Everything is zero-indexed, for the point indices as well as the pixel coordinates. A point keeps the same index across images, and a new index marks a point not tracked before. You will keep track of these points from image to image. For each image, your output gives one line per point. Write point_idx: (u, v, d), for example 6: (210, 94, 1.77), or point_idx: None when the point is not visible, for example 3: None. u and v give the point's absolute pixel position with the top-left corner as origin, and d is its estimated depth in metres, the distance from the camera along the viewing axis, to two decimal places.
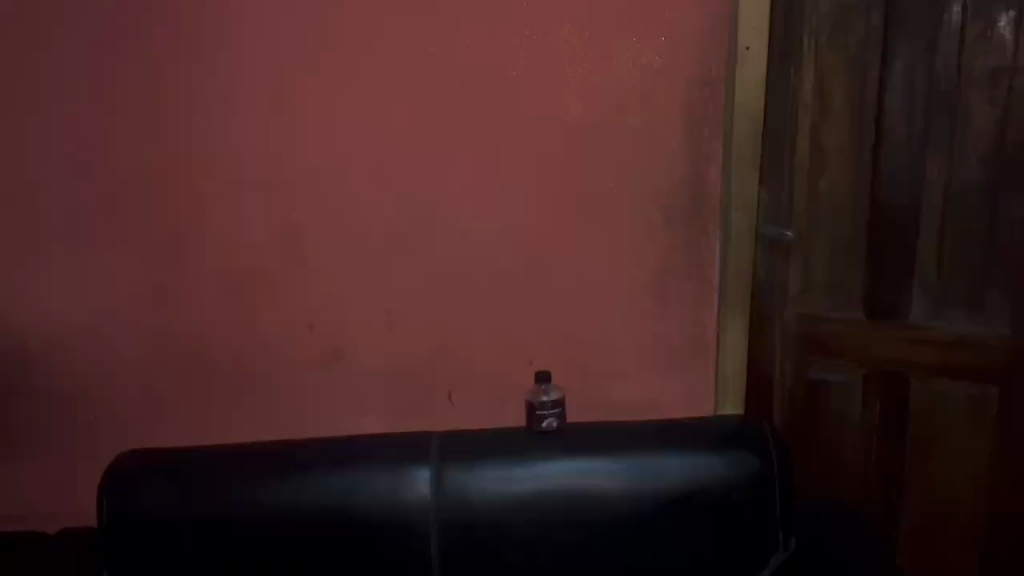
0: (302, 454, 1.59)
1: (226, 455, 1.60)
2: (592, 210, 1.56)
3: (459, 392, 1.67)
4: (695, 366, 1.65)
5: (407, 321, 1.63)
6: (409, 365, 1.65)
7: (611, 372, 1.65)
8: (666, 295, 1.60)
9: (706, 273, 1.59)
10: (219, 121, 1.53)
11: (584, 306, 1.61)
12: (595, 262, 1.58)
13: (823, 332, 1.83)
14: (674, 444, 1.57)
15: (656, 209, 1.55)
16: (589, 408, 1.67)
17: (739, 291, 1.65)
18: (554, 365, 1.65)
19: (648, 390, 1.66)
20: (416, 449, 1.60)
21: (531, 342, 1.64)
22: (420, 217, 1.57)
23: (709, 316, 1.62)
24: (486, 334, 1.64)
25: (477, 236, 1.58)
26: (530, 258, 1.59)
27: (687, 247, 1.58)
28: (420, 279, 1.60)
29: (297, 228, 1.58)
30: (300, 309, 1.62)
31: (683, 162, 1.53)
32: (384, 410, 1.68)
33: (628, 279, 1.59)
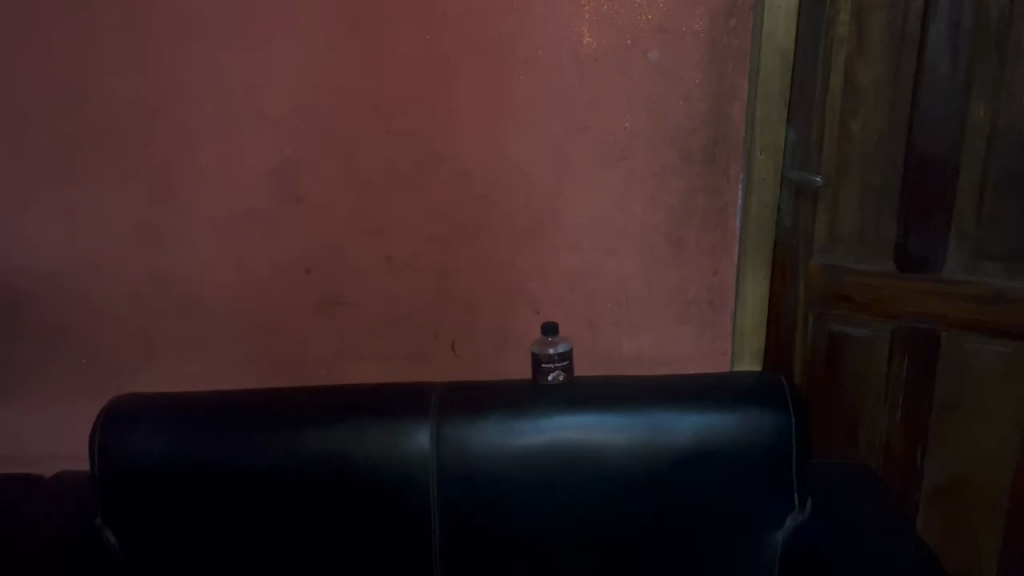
0: (299, 404, 1.53)
1: (222, 399, 1.54)
2: (606, 151, 1.45)
3: (462, 341, 1.60)
4: (711, 319, 1.55)
5: (409, 267, 1.55)
6: (410, 313, 1.58)
7: (622, 322, 1.56)
8: (683, 243, 1.50)
9: (726, 221, 1.48)
10: (207, 49, 1.43)
11: (595, 253, 1.52)
12: (607, 206, 1.48)
13: (845, 283, 1.75)
14: (688, 400, 1.49)
15: (674, 149, 1.44)
16: (599, 359, 1.60)
17: (762, 242, 1.50)
18: (563, 314, 1.57)
19: (660, 342, 1.57)
20: (416, 401, 1.54)
21: (539, 289, 1.55)
22: (424, 156, 1.47)
23: (727, 267, 1.51)
24: (492, 281, 1.55)
25: (483, 177, 1.48)
26: (539, 202, 1.49)
27: (707, 193, 1.46)
28: (422, 223, 1.51)
29: (291, 165, 1.49)
30: (295, 253, 1.54)
31: (707, 100, 1.41)
32: (384, 358, 1.61)
33: (643, 226, 1.49)
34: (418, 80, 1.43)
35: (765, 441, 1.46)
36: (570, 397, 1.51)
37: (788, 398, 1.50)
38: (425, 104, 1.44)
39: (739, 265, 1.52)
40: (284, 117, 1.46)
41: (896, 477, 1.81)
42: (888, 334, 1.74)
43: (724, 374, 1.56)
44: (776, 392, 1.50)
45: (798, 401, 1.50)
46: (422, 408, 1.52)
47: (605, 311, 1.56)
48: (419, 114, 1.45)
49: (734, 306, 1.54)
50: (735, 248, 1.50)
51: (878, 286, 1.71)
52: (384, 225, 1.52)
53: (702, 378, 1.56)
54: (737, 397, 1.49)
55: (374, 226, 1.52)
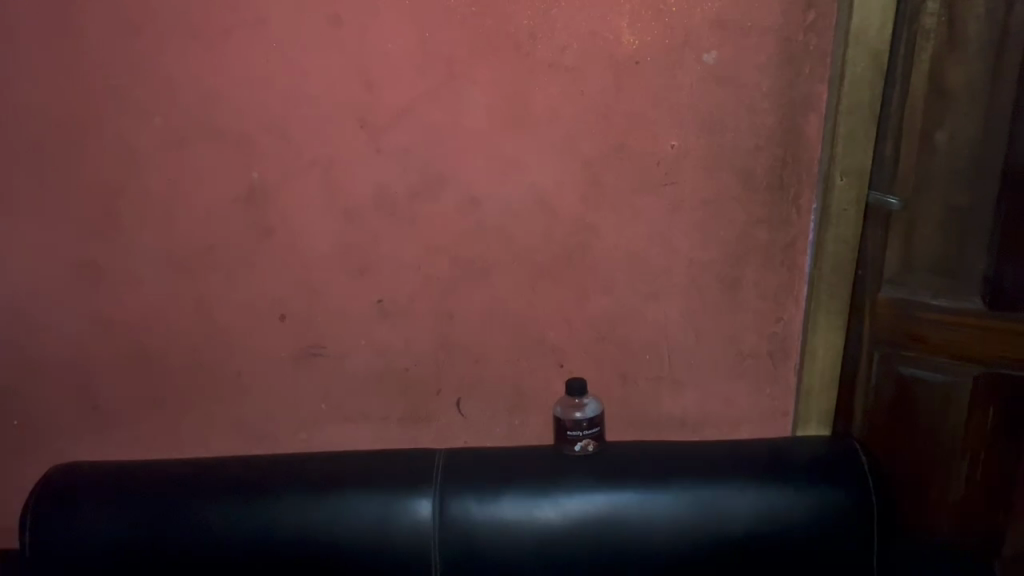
0: (274, 476, 1.27)
1: (182, 470, 1.30)
2: (648, 174, 1.17)
3: (468, 400, 1.32)
4: (770, 372, 1.29)
5: (404, 313, 1.26)
6: (406, 367, 1.30)
7: (663, 378, 1.29)
8: (741, 285, 1.23)
9: (794, 259, 1.21)
10: (150, 50, 1.14)
11: (632, 297, 1.24)
12: (648, 240, 1.21)
13: (921, 322, 1.46)
14: (744, 471, 1.23)
15: (733, 173, 1.17)
16: (634, 422, 1.33)
17: (839, 287, 1.21)
18: (592, 369, 1.29)
19: (709, 402, 1.31)
20: (414, 473, 1.27)
21: (563, 340, 1.27)
22: (422, 179, 1.19)
23: (793, 312, 1.25)
24: (505, 330, 1.27)
25: (495, 206, 1.20)
26: (564, 236, 1.21)
27: (773, 226, 1.19)
28: (420, 261, 1.23)
29: (258, 192, 1.20)
30: (265, 297, 1.26)
31: (777, 113, 1.13)
32: (375, 420, 1.33)
33: (691, 265, 1.22)
34: (416, 87, 1.14)
35: (839, 523, 1.19)
36: (601, 471, 1.24)
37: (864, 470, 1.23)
38: (423, 117, 1.16)
39: (806, 312, 1.24)
40: (248, 132, 1.17)
41: (973, 540, 1.54)
42: (970, 381, 1.47)
43: (783, 438, 1.31)
44: (849, 462, 1.24)
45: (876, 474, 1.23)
46: (421, 482, 1.25)
47: (643, 365, 1.29)
48: (416, 128, 1.16)
49: (799, 360, 1.27)
50: (802, 290, 1.23)
51: (960, 326, 1.44)
52: (373, 263, 1.23)
53: (758, 444, 1.29)
54: (802, 468, 1.23)
55: (360, 265, 1.24)
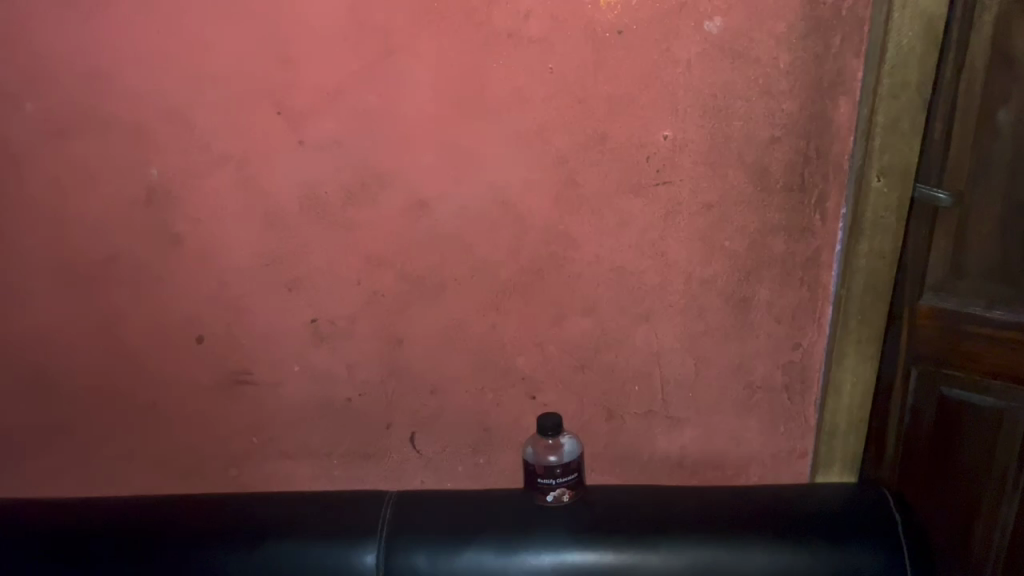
0: (195, 519, 1.08)
1: (90, 508, 1.11)
2: (636, 172, 0.94)
3: (423, 434, 1.11)
4: (786, 408, 1.06)
5: (343, 336, 1.05)
6: (348, 398, 1.09)
7: (655, 413, 1.08)
8: (752, 306, 1.00)
9: (817, 275, 0.98)
10: (16, 19, 0.92)
11: (617, 320, 1.02)
12: (636, 252, 0.98)
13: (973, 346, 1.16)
14: (751, 526, 1.01)
15: (743, 171, 0.93)
16: (620, 462, 1.11)
17: (875, 312, 0.97)
18: (569, 402, 1.08)
19: (711, 441, 1.09)
20: (355, 522, 1.07)
21: (534, 369, 1.06)
22: (356, 179, 0.96)
23: (816, 337, 1.01)
24: (466, 356, 1.06)
25: (449, 210, 0.97)
26: (533, 247, 0.98)
27: (792, 235, 0.95)
28: (359, 275, 1.01)
29: (159, 192, 0.98)
30: (179, 316, 1.06)
31: (799, 95, 0.89)
32: (315, 456, 1.13)
33: (690, 283, 0.99)
34: (343, 64, 0.91)
35: None
36: (581, 521, 1.04)
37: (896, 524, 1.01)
38: (353, 102, 0.92)
39: (830, 338, 1.01)
40: (141, 120, 0.95)
41: None
42: None
43: (800, 486, 1.09)
44: (878, 517, 1.02)
45: (909, 527, 1.01)
46: (362, 535, 1.06)
47: (631, 398, 1.07)
48: (345, 115, 0.93)
49: (821, 395, 1.05)
50: (827, 312, 1.00)
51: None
52: (304, 277, 1.02)
53: (769, 494, 1.07)
54: (821, 524, 1.01)
55: (288, 279, 1.02)
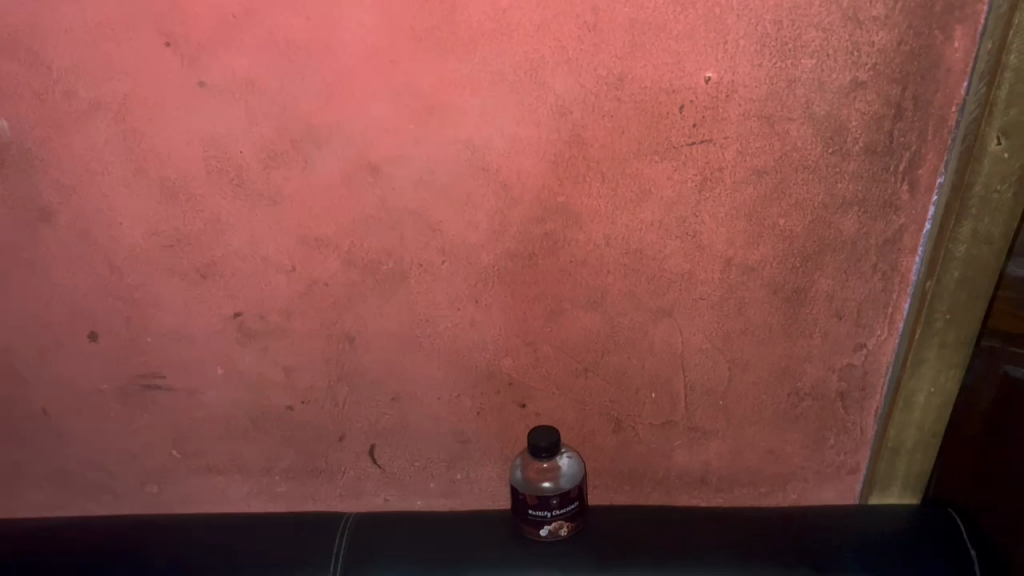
0: (97, 545, 0.87)
1: None
2: (663, 128, 0.69)
3: (386, 448, 0.89)
4: (839, 419, 0.85)
5: (276, 334, 0.82)
6: (289, 406, 0.87)
7: (675, 424, 0.86)
8: (805, 299, 0.77)
9: (894, 260, 0.74)
10: None
11: (631, 315, 0.79)
12: (658, 233, 0.74)
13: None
14: (783, 560, 0.81)
15: (810, 127, 0.68)
16: (629, 478, 0.91)
17: (970, 312, 0.75)
18: (568, 412, 0.86)
19: (742, 454, 0.88)
20: (301, 551, 0.85)
21: (523, 373, 0.83)
22: (279, 135, 0.71)
23: (883, 337, 0.79)
24: (435, 359, 0.83)
25: (406, 178, 0.72)
26: (522, 225, 0.74)
27: (868, 211, 0.72)
28: (292, 260, 0.77)
29: (15, 150, 0.73)
30: (63, 307, 0.81)
31: (897, 23, 0.63)
32: (251, 471, 0.92)
33: (729, 272, 0.76)
34: None
35: None
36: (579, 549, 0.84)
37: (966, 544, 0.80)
38: (269, 30, 0.66)
39: (903, 338, 0.79)
40: None
41: None
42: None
43: (848, 507, 0.89)
44: (942, 539, 0.81)
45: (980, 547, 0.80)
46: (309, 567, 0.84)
47: (645, 407, 0.85)
48: (258, 47, 0.67)
49: (885, 404, 0.83)
50: (903, 304, 0.77)
51: None
52: (218, 261, 0.78)
53: (807, 521, 0.86)
54: (867, 553, 0.81)
55: (197, 264, 0.78)
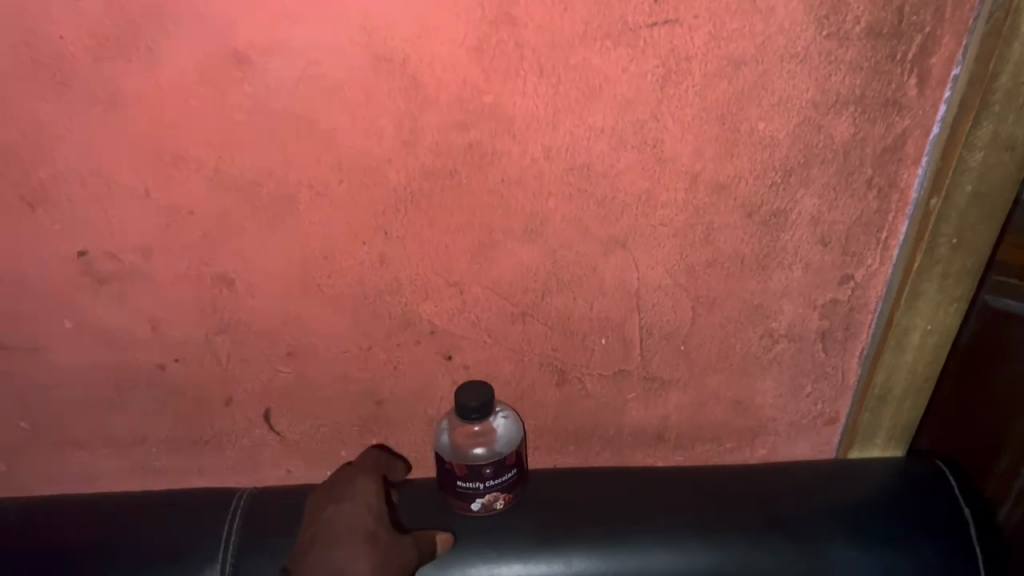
0: None
1: None
2: (616, 4, 0.53)
3: (284, 413, 0.74)
4: (818, 363, 0.73)
5: (135, 278, 0.65)
6: (160, 365, 0.71)
7: (629, 375, 0.73)
8: (785, 222, 0.64)
9: (893, 174, 0.61)
10: None
11: (577, 247, 0.65)
12: (609, 142, 0.59)
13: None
14: (749, 529, 0.70)
15: (802, 2, 0.53)
16: (575, 438, 0.78)
17: (979, 234, 0.62)
18: (503, 364, 0.72)
19: (705, 407, 0.76)
20: (181, 537, 0.71)
21: (446, 320, 0.69)
22: (110, 14, 0.53)
23: (874, 267, 0.67)
24: (337, 304, 0.67)
25: (285, 71, 0.55)
26: (438, 135, 0.58)
27: (866, 111, 0.58)
28: (145, 182, 0.60)
29: None
30: None
31: None
32: (122, 444, 0.76)
33: (695, 190, 0.62)
34: None
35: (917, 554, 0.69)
36: (517, 520, 0.71)
37: (964, 522, 0.70)
38: None
39: (897, 267, 0.66)
40: None
41: None
42: None
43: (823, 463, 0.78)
44: (929, 501, 0.71)
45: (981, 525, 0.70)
46: (192, 555, 0.70)
47: (594, 356, 0.72)
48: None
49: (872, 344, 0.71)
50: (900, 227, 0.64)
51: None
52: (50, 184, 0.60)
53: (780, 482, 0.74)
54: (845, 518, 0.70)
55: (21, 188, 0.60)
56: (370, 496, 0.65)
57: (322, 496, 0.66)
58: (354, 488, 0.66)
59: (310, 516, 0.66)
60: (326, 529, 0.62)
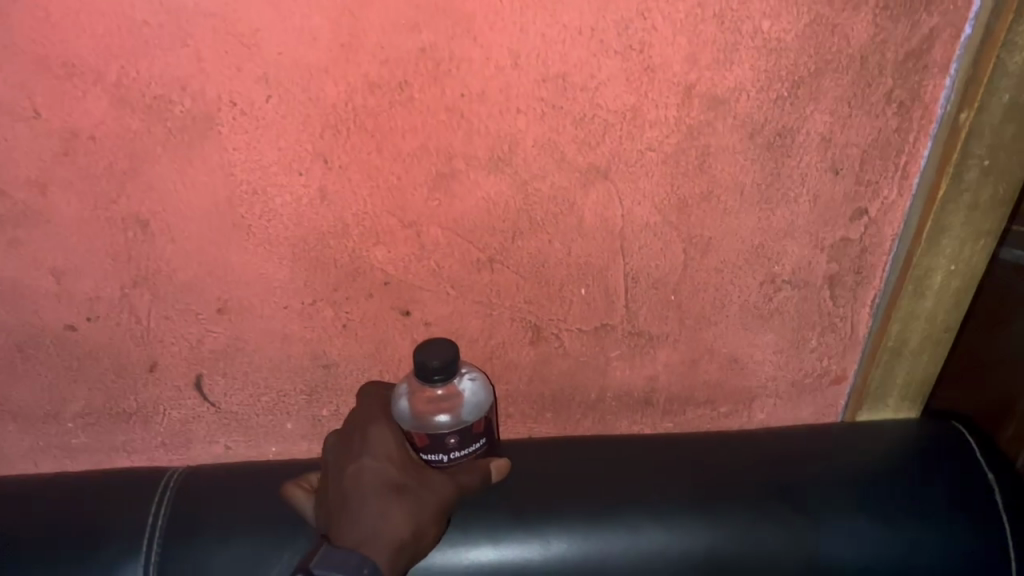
0: None
1: None
2: None
3: (218, 380, 0.65)
4: (824, 314, 0.64)
5: (30, 220, 0.55)
6: (69, 326, 0.61)
7: (612, 330, 0.64)
8: (791, 146, 0.55)
9: (917, 85, 0.53)
10: None
11: (552, 178, 0.56)
12: (587, 48, 0.50)
13: None
14: (751, 499, 0.62)
15: None
16: (552, 404, 0.69)
17: (1014, 154, 0.54)
18: (468, 319, 0.63)
19: (698, 365, 0.67)
20: (99, 522, 0.61)
21: (401, 268, 0.59)
22: None
23: (891, 200, 0.58)
24: (273, 250, 0.58)
25: None
26: (384, 37, 0.49)
27: (888, 6, 0.49)
28: (31, 100, 0.50)
29: None
30: None
31: None
32: (31, 419, 0.66)
33: (688, 106, 0.53)
34: None
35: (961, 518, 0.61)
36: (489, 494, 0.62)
37: (991, 488, 0.62)
38: None
39: (917, 198, 0.58)
40: None
41: None
42: None
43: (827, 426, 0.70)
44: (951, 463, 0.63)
45: (1010, 489, 0.62)
46: (110, 544, 0.61)
47: (573, 308, 0.63)
48: None
49: (886, 290, 0.63)
50: (922, 151, 0.56)
51: None
52: None
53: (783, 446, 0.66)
54: (860, 485, 0.62)
55: None
56: (390, 434, 0.59)
57: (341, 442, 0.60)
58: (370, 428, 0.59)
59: (331, 464, 0.60)
60: (349, 485, 0.56)
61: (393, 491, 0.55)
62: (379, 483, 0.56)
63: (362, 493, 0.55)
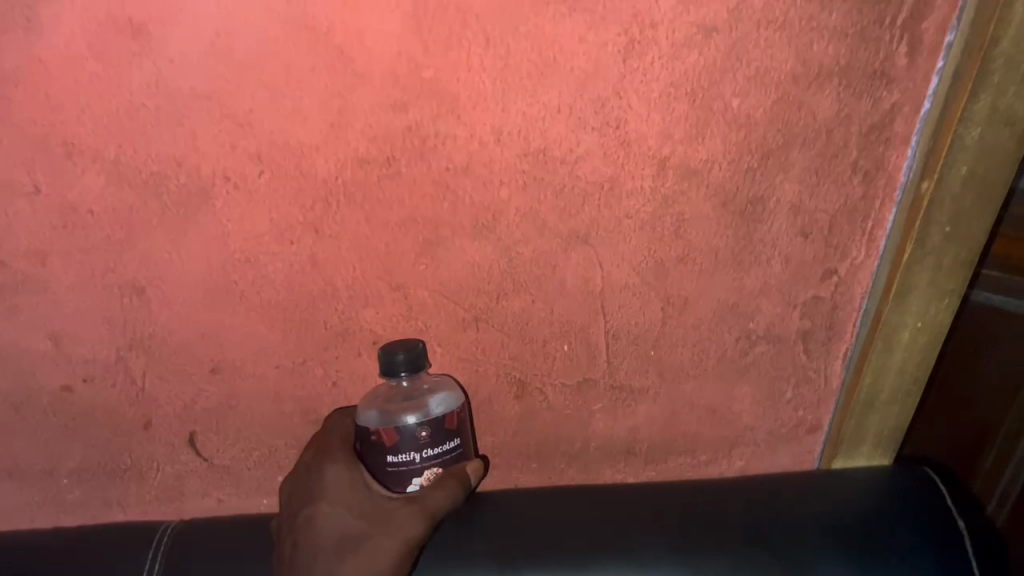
0: None
1: None
2: None
3: (211, 435, 0.66)
4: (798, 365, 0.67)
5: (30, 287, 0.57)
6: (66, 387, 0.62)
7: (594, 383, 0.66)
8: (763, 211, 0.58)
9: (881, 155, 0.55)
10: None
11: (534, 243, 0.58)
12: (565, 123, 0.53)
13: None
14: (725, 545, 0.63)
15: None
16: (537, 454, 0.70)
17: (977, 220, 0.55)
18: (455, 376, 0.64)
19: (678, 416, 0.69)
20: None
21: (390, 328, 0.61)
22: None
23: (860, 260, 0.61)
24: (265, 313, 0.59)
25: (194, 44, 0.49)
26: (373, 116, 0.52)
27: (850, 85, 0.52)
28: (36, 176, 0.53)
29: None
30: None
31: None
32: (27, 476, 0.67)
33: (663, 177, 0.55)
34: None
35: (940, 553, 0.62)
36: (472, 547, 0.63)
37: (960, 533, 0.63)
38: None
39: (886, 258, 0.60)
40: None
41: None
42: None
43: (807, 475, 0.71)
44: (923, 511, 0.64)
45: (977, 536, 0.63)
46: None
47: (556, 364, 0.65)
48: None
49: (858, 343, 0.65)
50: (888, 215, 0.58)
51: None
52: None
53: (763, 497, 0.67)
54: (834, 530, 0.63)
55: None
56: (346, 479, 0.57)
57: (301, 490, 0.59)
58: (328, 474, 0.57)
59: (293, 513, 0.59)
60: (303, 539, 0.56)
61: (349, 547, 0.54)
62: (336, 537, 0.55)
63: (315, 552, 0.55)
